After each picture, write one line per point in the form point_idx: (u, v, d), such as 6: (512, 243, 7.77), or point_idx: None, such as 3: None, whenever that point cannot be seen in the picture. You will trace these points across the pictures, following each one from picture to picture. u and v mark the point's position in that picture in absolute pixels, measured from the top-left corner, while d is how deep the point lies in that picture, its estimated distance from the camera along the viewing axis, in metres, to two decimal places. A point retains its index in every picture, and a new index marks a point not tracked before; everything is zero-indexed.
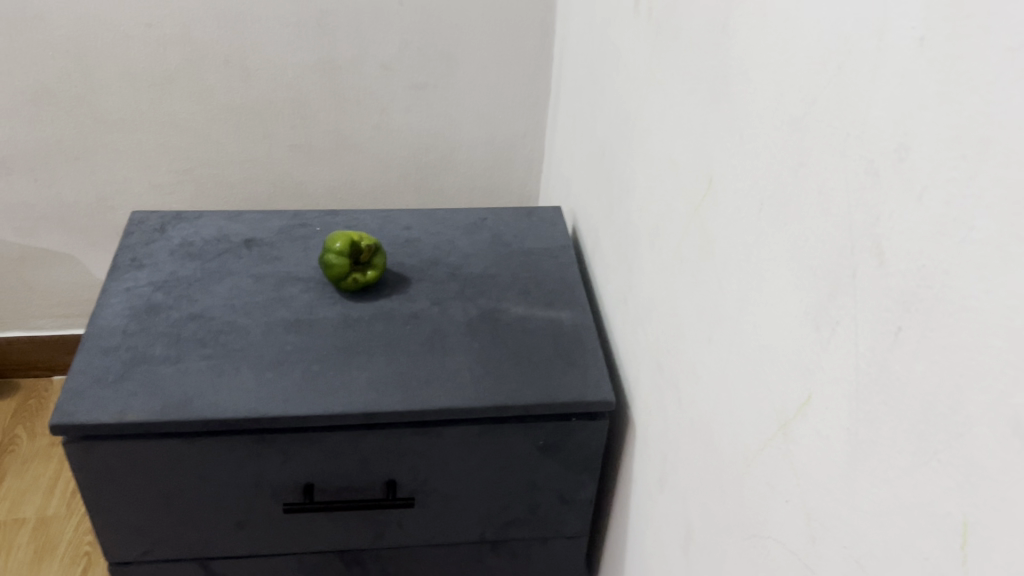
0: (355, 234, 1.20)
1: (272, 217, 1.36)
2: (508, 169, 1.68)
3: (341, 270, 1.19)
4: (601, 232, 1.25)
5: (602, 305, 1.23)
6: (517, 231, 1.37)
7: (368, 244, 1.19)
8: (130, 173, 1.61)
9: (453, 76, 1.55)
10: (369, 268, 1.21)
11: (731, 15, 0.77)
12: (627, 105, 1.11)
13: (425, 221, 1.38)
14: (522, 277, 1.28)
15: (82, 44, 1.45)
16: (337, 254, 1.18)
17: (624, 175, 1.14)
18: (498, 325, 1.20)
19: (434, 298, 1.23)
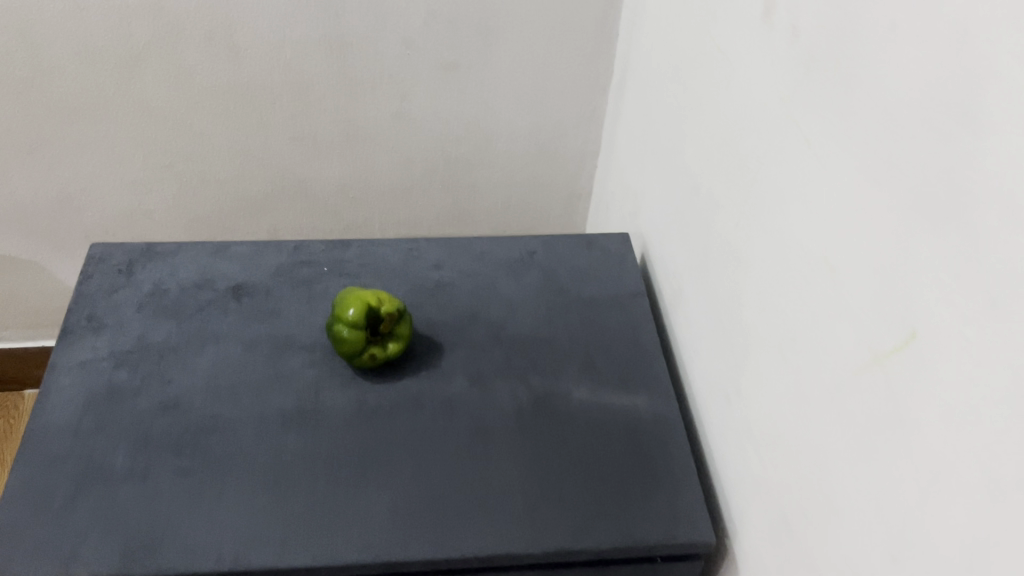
0: (372, 296, 0.94)
1: (267, 251, 1.08)
2: (556, 162, 1.38)
3: (356, 345, 0.92)
4: (690, 289, 0.97)
5: (689, 385, 0.96)
6: (576, 270, 1.09)
7: (389, 309, 0.93)
8: (97, 170, 1.32)
9: (492, 54, 1.23)
10: (391, 340, 0.94)
11: (991, 102, 0.47)
12: (742, 144, 0.81)
13: (459, 255, 1.09)
14: (586, 341, 1.00)
15: (23, 17, 1.13)
16: (349, 324, 0.92)
17: (731, 235, 0.85)
18: (558, 417, 0.93)
19: (474, 374, 0.96)
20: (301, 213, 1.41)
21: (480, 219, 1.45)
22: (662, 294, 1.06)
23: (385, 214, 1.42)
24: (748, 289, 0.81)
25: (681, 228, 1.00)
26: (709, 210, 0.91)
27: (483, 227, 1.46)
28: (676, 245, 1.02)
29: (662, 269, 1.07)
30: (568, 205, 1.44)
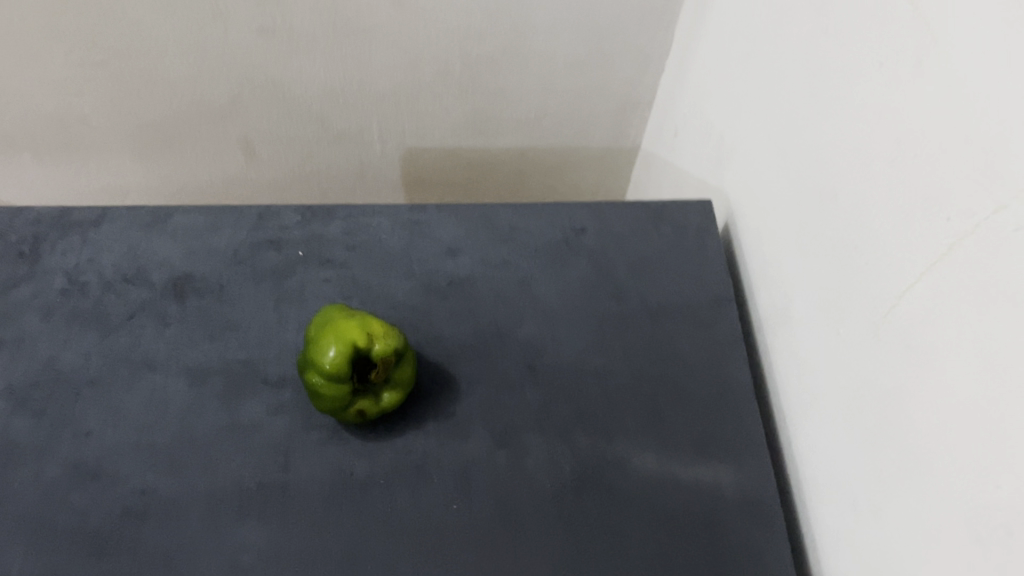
0: (357, 331, 0.67)
1: (221, 226, 0.80)
2: (612, 68, 1.04)
3: (336, 402, 0.67)
4: (802, 322, 0.69)
5: (792, 450, 0.71)
6: (640, 261, 0.80)
7: (380, 353, 0.66)
8: (7, 67, 0.99)
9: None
10: (386, 388, 0.68)
11: None
12: (940, 177, 0.51)
13: (481, 235, 0.81)
14: (653, 376, 0.74)
15: None
16: (326, 376, 0.66)
17: (895, 300, 0.56)
18: (614, 501, 0.68)
19: (501, 429, 0.71)
20: (278, 119, 1.09)
21: (507, 131, 1.12)
22: (752, 300, 0.79)
23: (385, 122, 1.10)
24: (922, 395, 0.54)
25: (795, 233, 0.70)
26: (853, 238, 0.61)
27: (510, 140, 1.14)
28: (783, 248, 0.73)
29: (756, 264, 0.78)
30: (622, 121, 1.11)
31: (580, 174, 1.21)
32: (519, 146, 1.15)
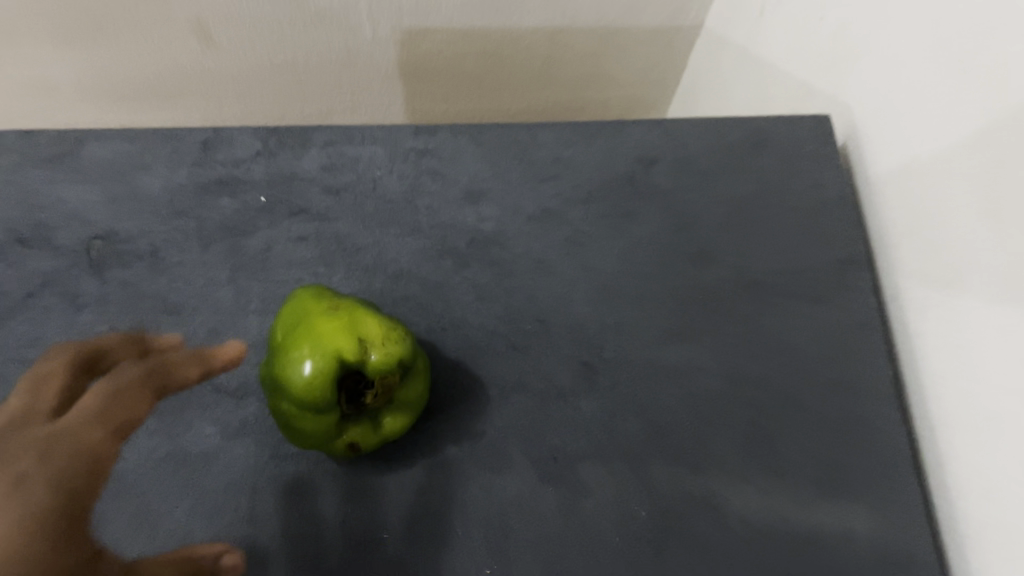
0: (346, 337, 0.46)
1: (150, 162, 0.58)
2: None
3: (318, 438, 0.47)
4: (975, 307, 0.47)
5: (947, 488, 0.50)
6: (734, 208, 0.58)
7: (379, 368, 0.46)
8: None
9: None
10: (388, 409, 0.49)
11: None
12: None
13: (511, 171, 0.59)
14: (756, 375, 0.53)
15: None
16: (302, 404, 0.46)
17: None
18: (708, 560, 0.49)
19: (547, 454, 0.51)
20: None
21: (533, 6, 0.87)
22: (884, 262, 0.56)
23: None
24: None
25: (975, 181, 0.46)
26: None
27: (537, 19, 0.89)
28: (947, 199, 0.49)
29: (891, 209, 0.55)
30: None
31: (621, 59, 0.96)
32: (546, 23, 0.90)
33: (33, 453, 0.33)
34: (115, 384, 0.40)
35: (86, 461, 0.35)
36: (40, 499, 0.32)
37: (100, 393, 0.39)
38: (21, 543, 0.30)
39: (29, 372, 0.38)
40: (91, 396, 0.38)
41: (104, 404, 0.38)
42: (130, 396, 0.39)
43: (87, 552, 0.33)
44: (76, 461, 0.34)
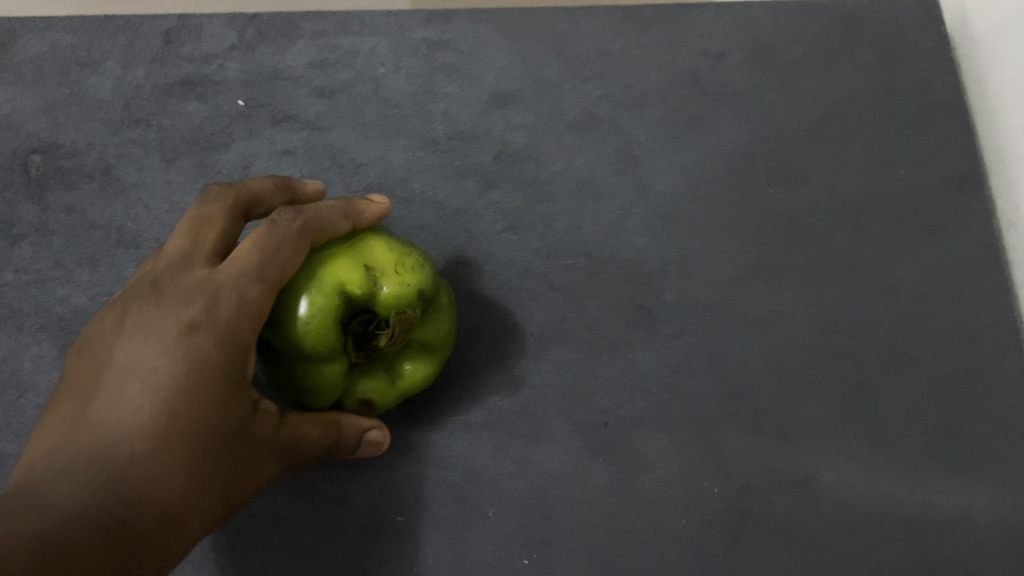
0: (347, 268, 0.33)
1: (99, 58, 0.47)
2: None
3: (322, 395, 0.35)
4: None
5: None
6: (823, 114, 0.47)
7: (397, 306, 0.34)
8: None
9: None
10: (403, 351, 0.38)
11: None
12: None
13: (546, 69, 0.48)
14: (853, 321, 0.43)
15: None
16: (293, 354, 0.34)
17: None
18: (794, 551, 0.39)
19: (597, 419, 0.41)
20: None
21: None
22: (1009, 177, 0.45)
23: None
24: None
25: None
26: None
27: None
28: None
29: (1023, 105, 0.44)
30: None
31: None
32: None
33: (199, 308, 0.29)
34: (295, 225, 0.32)
35: (252, 325, 0.30)
36: (184, 375, 0.28)
37: (277, 233, 0.31)
38: (152, 425, 0.27)
39: (190, 213, 0.32)
40: (271, 236, 0.31)
41: (295, 257, 0.32)
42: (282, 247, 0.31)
43: (242, 426, 0.29)
44: (243, 326, 0.30)
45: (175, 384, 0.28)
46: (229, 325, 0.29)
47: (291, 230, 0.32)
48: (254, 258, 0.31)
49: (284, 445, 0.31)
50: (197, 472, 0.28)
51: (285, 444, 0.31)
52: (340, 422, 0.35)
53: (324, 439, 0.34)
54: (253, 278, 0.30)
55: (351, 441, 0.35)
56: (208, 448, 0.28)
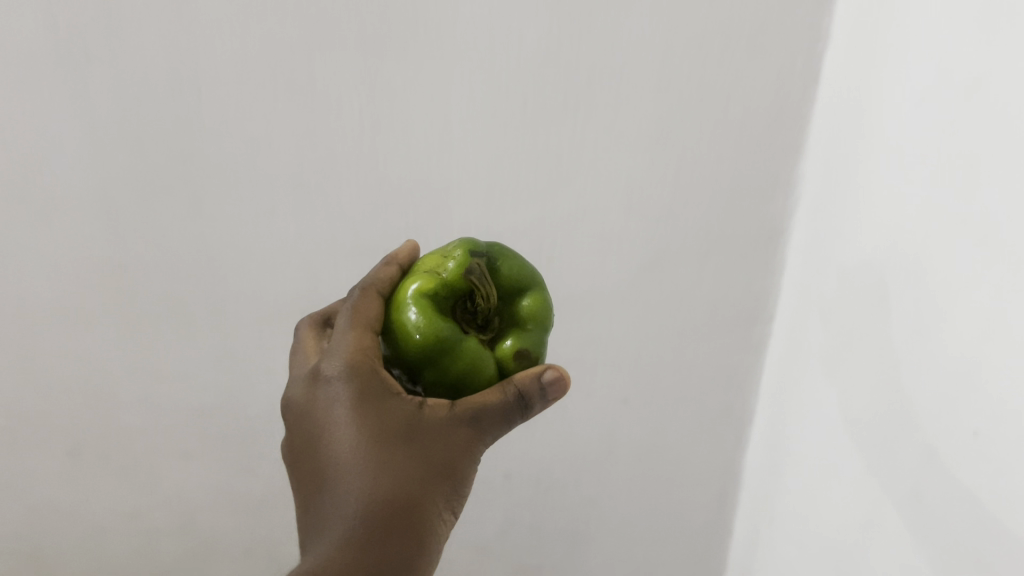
0: (420, 278, 0.56)
1: None
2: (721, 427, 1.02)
3: (482, 374, 0.55)
4: None
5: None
6: None
7: (462, 269, 0.57)
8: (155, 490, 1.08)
9: (664, 256, 0.90)
10: (510, 324, 0.59)
11: None
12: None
13: None
14: None
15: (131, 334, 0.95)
16: (437, 348, 0.54)
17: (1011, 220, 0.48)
18: None
19: None
20: None
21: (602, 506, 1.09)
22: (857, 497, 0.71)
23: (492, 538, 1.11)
24: None
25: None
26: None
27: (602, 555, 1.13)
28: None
29: (880, 413, 0.67)
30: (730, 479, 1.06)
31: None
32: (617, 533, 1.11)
33: (327, 370, 0.52)
34: (360, 293, 0.56)
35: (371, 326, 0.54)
36: (346, 411, 0.50)
37: (347, 314, 0.54)
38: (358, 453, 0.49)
39: (297, 349, 0.58)
40: (342, 319, 0.54)
41: (372, 305, 0.55)
42: (363, 306, 0.55)
43: (402, 421, 0.50)
44: (364, 358, 0.51)
45: (348, 419, 0.50)
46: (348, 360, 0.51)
47: (359, 300, 0.55)
48: (341, 327, 0.53)
49: (462, 411, 0.52)
50: (385, 459, 0.49)
51: (461, 411, 0.52)
52: (512, 381, 0.52)
53: (504, 396, 0.52)
54: (345, 331, 0.53)
55: (534, 390, 0.52)
56: (381, 443, 0.49)
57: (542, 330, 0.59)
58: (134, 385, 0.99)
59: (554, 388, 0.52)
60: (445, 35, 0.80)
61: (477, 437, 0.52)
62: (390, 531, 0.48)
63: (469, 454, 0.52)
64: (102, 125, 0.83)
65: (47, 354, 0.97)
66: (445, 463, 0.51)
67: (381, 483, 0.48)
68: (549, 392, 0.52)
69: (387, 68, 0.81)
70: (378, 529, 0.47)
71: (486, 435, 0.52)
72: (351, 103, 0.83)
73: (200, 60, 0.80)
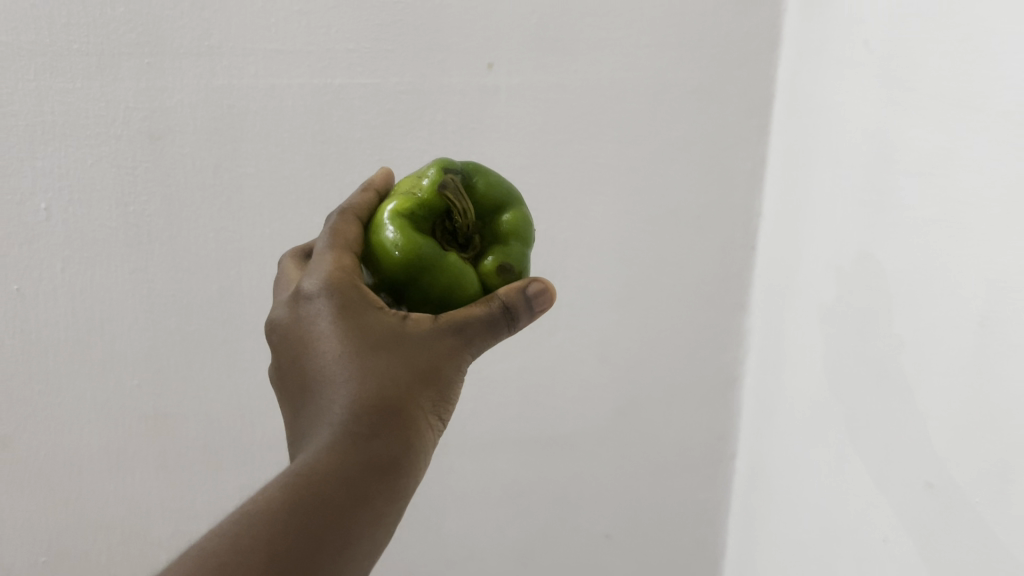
0: (397, 199, 0.63)
1: None
2: (708, 516, 1.07)
3: (466, 290, 0.61)
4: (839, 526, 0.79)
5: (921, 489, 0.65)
6: None
7: (437, 182, 0.63)
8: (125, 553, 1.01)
9: (643, 372, 1.00)
10: (492, 242, 0.65)
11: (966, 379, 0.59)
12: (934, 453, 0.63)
13: None
14: None
15: (143, 396, 0.95)
16: (416, 260, 0.60)
17: (973, 182, 0.57)
18: None
19: None
20: None
21: None
22: (838, 489, 0.78)
23: None
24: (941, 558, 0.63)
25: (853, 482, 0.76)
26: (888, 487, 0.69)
27: None
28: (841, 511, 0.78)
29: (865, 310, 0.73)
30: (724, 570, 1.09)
31: None
32: None
33: (310, 285, 0.56)
34: (337, 216, 0.62)
35: (349, 238, 0.60)
36: (332, 322, 0.55)
37: (327, 229, 0.60)
38: (344, 357, 0.53)
39: (285, 269, 0.63)
40: (323, 233, 0.60)
41: (350, 229, 0.61)
42: (340, 225, 0.61)
43: (388, 328, 0.55)
44: (341, 275, 0.56)
45: (333, 329, 0.54)
46: (335, 269, 0.57)
47: (339, 221, 0.61)
48: (321, 244, 0.59)
49: (447, 324, 0.57)
50: (372, 364, 0.53)
51: (443, 322, 0.58)
52: (497, 296, 0.60)
53: (491, 308, 0.59)
54: (327, 249, 0.58)
55: (518, 303, 0.59)
56: (369, 350, 0.54)
57: (523, 245, 0.65)
58: (153, 477, 0.98)
59: (538, 300, 0.60)
60: (481, 110, 0.89)
61: (461, 348, 0.58)
62: (377, 431, 0.52)
63: (454, 363, 0.57)
64: (150, 229, 0.89)
65: (74, 452, 0.95)
66: (430, 369, 0.56)
67: (367, 387, 0.52)
68: (532, 303, 0.59)
69: (445, 136, 0.89)
70: (365, 429, 0.51)
71: (471, 346, 0.58)
72: (368, 158, 0.89)
73: (240, 178, 0.89)
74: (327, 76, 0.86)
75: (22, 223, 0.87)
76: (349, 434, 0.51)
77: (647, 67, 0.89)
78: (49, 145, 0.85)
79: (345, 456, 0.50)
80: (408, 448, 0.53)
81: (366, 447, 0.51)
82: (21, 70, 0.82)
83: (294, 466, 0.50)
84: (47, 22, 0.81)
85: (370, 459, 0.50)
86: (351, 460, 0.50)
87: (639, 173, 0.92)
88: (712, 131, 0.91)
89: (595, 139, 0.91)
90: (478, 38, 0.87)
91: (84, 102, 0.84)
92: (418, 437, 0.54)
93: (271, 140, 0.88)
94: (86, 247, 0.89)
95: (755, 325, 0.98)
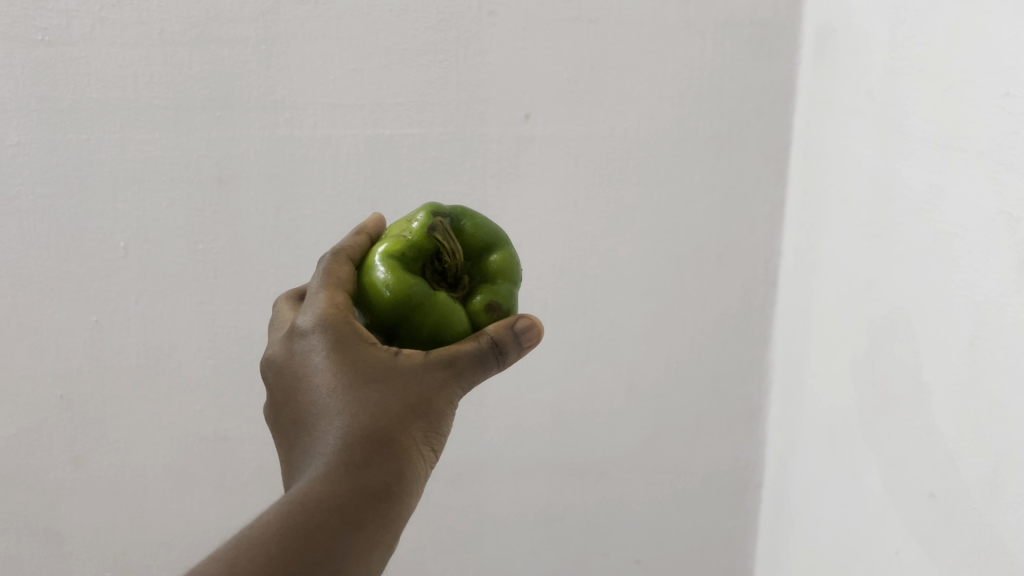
0: (389, 241, 0.69)
1: None
2: (735, 543, 1.12)
3: (455, 326, 0.67)
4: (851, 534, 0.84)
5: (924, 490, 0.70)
6: None
7: (427, 225, 0.69)
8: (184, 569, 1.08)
9: (670, 402, 1.06)
10: (482, 281, 0.71)
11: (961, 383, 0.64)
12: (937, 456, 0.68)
13: None
14: None
15: (205, 420, 1.03)
16: (405, 299, 0.65)
17: (964, 213, 0.63)
18: None
19: None
20: None
21: None
22: (852, 498, 0.83)
23: None
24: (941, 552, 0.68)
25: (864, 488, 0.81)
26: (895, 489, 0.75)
27: None
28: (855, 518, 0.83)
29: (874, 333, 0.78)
30: None
31: None
32: None
33: (305, 324, 0.61)
34: (331, 258, 0.67)
35: (342, 279, 0.66)
36: (325, 358, 0.59)
37: (322, 270, 0.66)
38: (337, 391, 0.58)
39: (281, 312, 0.69)
40: (318, 274, 0.66)
41: (343, 270, 0.67)
42: (334, 267, 0.66)
43: (379, 362, 0.60)
44: (335, 312, 0.61)
45: (327, 365, 0.59)
46: (329, 306, 0.62)
47: (333, 264, 0.67)
48: (315, 286, 0.64)
49: (437, 358, 0.62)
50: (365, 397, 0.58)
51: (434, 356, 0.62)
52: (487, 333, 0.64)
53: (479, 343, 0.63)
54: (320, 290, 0.64)
55: (507, 338, 0.63)
56: (362, 384, 0.58)
57: (511, 283, 0.70)
58: (211, 497, 1.05)
59: (526, 335, 0.64)
60: (517, 157, 0.97)
61: (452, 380, 0.62)
62: (369, 460, 0.56)
63: (446, 395, 0.61)
64: (216, 266, 0.98)
65: (139, 471, 1.04)
66: (421, 400, 0.60)
67: (359, 416, 0.57)
68: (520, 339, 0.63)
69: (486, 182, 0.97)
70: (357, 458, 0.56)
71: (461, 379, 0.62)
72: (415, 201, 0.97)
73: (299, 219, 0.97)
74: (379, 127, 0.95)
75: (102, 260, 0.96)
76: (341, 464, 0.55)
77: (670, 117, 0.96)
78: (129, 190, 0.95)
79: (337, 485, 0.54)
80: (400, 473, 0.57)
81: (359, 473, 0.55)
82: (108, 123, 0.92)
83: (291, 492, 0.54)
84: (133, 80, 0.91)
85: (361, 486, 0.55)
86: (344, 483, 0.54)
87: (664, 215, 0.99)
88: (731, 176, 0.98)
89: (623, 184, 0.98)
90: (516, 92, 0.95)
91: (162, 151, 0.94)
92: (410, 463, 0.58)
93: (326, 185, 0.97)
94: (158, 281, 0.98)
95: (778, 359, 1.04)
